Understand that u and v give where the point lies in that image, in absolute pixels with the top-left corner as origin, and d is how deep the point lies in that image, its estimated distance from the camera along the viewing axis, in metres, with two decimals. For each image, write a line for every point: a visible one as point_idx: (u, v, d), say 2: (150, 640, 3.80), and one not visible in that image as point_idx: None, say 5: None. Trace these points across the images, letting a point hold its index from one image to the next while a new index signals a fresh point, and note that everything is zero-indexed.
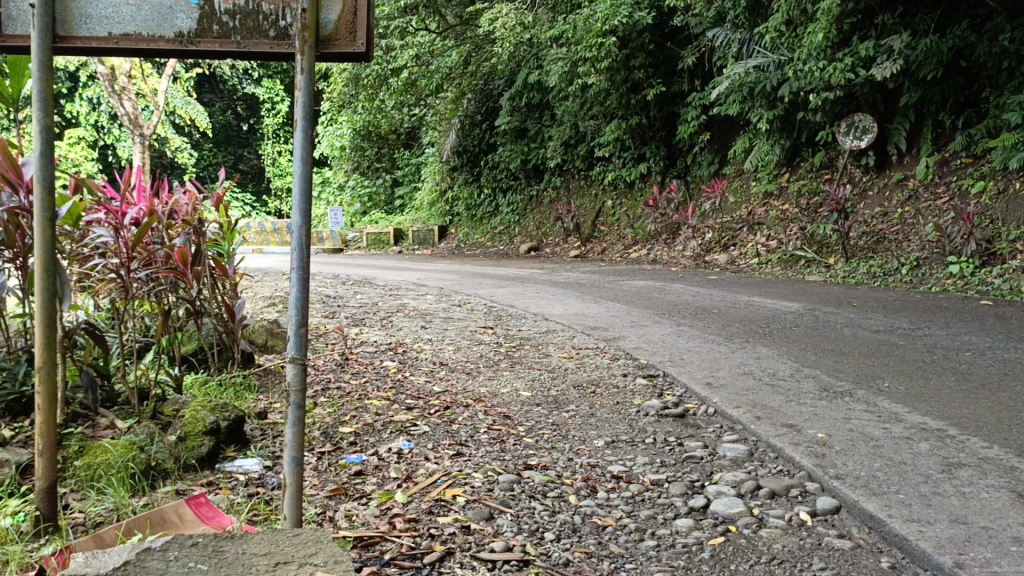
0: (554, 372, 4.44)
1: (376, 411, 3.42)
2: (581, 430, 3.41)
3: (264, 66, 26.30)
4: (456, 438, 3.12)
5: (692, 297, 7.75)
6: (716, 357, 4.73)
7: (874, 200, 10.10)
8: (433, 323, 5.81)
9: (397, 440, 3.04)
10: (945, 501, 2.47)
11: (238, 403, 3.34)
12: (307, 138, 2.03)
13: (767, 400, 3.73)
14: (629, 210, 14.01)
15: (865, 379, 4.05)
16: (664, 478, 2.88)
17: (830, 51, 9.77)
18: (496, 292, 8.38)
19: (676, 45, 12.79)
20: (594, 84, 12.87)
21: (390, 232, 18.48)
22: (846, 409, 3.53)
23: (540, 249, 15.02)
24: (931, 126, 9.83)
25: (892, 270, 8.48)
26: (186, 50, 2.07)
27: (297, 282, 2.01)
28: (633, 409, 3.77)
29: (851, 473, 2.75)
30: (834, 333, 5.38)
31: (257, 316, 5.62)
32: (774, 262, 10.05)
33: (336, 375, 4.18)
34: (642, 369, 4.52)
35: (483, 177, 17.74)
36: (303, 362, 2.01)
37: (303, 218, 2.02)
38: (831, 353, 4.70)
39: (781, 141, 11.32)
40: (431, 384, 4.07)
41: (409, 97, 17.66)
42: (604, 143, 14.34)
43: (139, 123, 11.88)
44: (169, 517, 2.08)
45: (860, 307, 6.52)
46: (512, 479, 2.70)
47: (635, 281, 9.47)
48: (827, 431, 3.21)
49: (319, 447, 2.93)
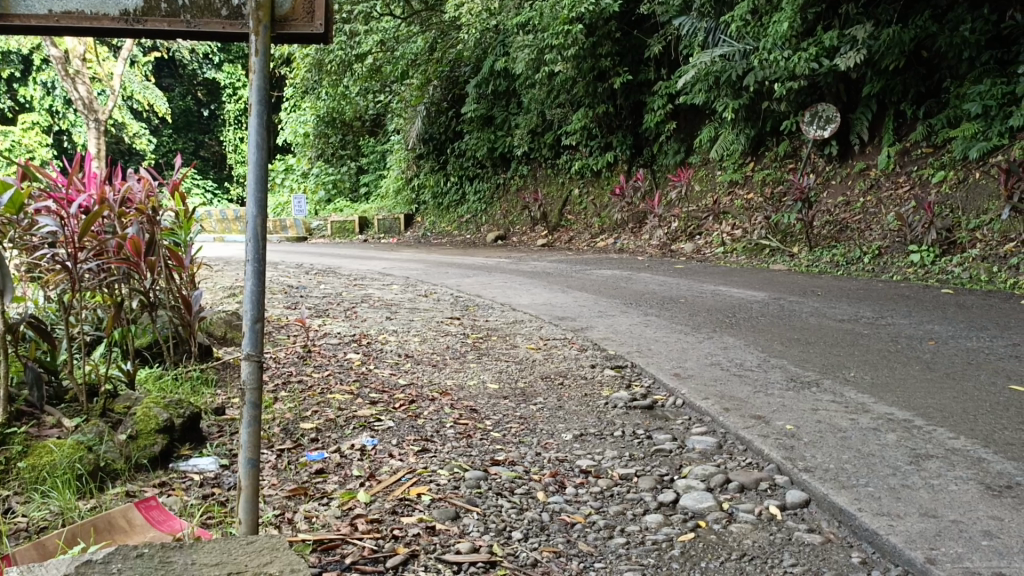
0: (521, 364, 4.38)
1: (339, 406, 3.33)
2: (549, 424, 3.35)
3: (225, 51, 25.78)
4: (421, 433, 3.05)
5: (659, 286, 7.73)
6: (683, 347, 4.70)
7: (837, 189, 10.18)
8: (398, 313, 5.71)
9: (360, 435, 2.95)
10: (914, 494, 2.46)
11: (193, 400, 3.23)
12: (262, 123, 1.94)
13: (735, 392, 3.70)
14: (596, 199, 13.97)
15: (832, 369, 4.05)
16: (633, 473, 2.84)
17: (794, 41, 9.81)
18: (463, 281, 8.29)
19: (643, 33, 12.76)
20: (561, 72, 12.80)
21: (355, 220, 18.24)
22: (815, 400, 3.51)
23: (507, 238, 14.93)
24: (893, 116, 9.92)
25: (855, 259, 8.55)
26: (131, 28, 1.96)
27: (252, 275, 1.92)
28: (602, 401, 3.73)
29: (820, 465, 2.73)
30: (800, 322, 5.39)
31: (217, 307, 5.48)
32: (739, 251, 10.09)
33: (298, 368, 4.08)
34: (610, 359, 4.48)
35: (449, 165, 17.59)
36: (260, 359, 1.93)
37: (258, 206, 1.93)
38: (797, 343, 4.69)
39: (746, 130, 11.37)
40: (396, 377, 3.98)
41: (374, 84, 17.43)
42: (570, 131, 14.27)
43: (94, 108, 11.51)
44: (118, 522, 1.99)
45: (825, 297, 6.54)
46: (478, 475, 2.63)
47: (602, 270, 9.44)
48: (795, 423, 3.19)
49: (279, 444, 2.84)
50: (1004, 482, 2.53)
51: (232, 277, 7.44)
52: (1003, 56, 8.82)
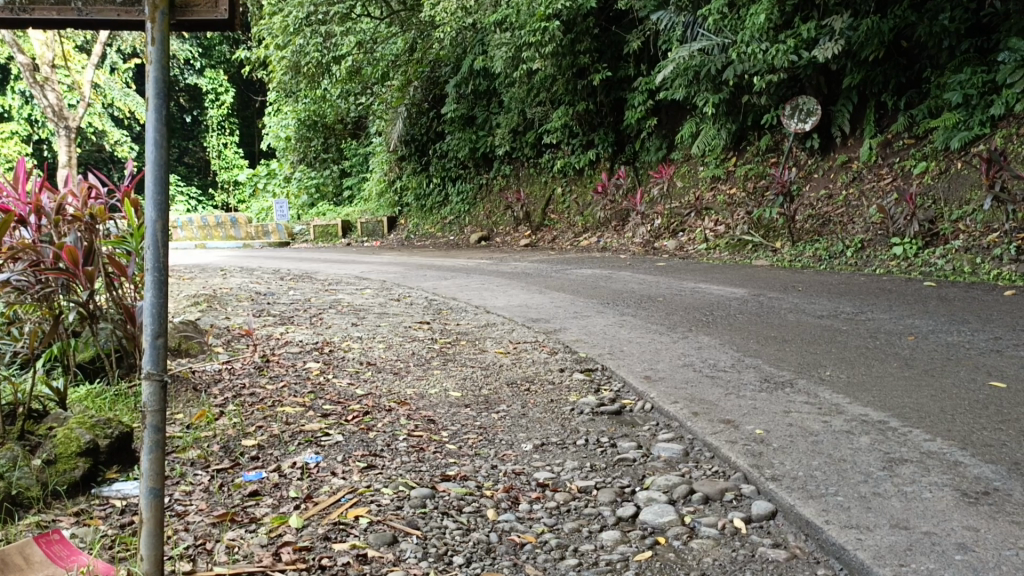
0: (488, 370, 4.21)
1: (286, 420, 3.16)
2: (509, 434, 3.19)
3: (206, 56, 25.53)
4: (370, 448, 2.88)
5: (638, 285, 7.58)
6: (657, 348, 4.55)
7: (819, 182, 10.05)
8: (365, 319, 5.54)
9: (303, 452, 2.78)
10: (886, 504, 2.30)
11: (129, 417, 3.06)
12: (161, 118, 1.76)
13: (705, 394, 3.55)
14: (579, 197, 13.80)
15: (807, 368, 3.91)
16: (593, 485, 2.68)
17: (772, 33, 9.69)
18: (440, 284, 8.11)
19: (621, 29, 12.62)
20: (540, 69, 12.66)
21: (338, 224, 18.02)
22: (788, 401, 3.36)
23: (491, 238, 14.75)
24: (874, 107, 9.80)
25: (837, 252, 8.42)
26: (15, 19, 1.79)
27: (152, 287, 1.74)
28: (567, 407, 3.57)
29: (787, 473, 2.58)
30: (778, 319, 5.24)
31: (177, 316, 5.30)
32: (721, 248, 9.94)
33: (252, 380, 3.91)
34: (580, 363, 4.32)
35: (431, 166, 17.39)
36: (164, 379, 1.75)
37: (159, 211, 1.76)
38: (774, 342, 4.54)
39: (727, 125, 11.25)
40: (354, 387, 3.81)
41: (354, 85, 17.25)
42: (551, 129, 14.10)
43: (65, 116, 11.21)
44: (12, 559, 1.82)
45: (805, 292, 6.41)
46: (425, 493, 2.47)
47: (583, 269, 9.27)
48: (765, 427, 3.03)
49: (215, 463, 2.67)
50: (982, 489, 2.38)
51: (200, 285, 7.25)
52: (983, 44, 8.71)
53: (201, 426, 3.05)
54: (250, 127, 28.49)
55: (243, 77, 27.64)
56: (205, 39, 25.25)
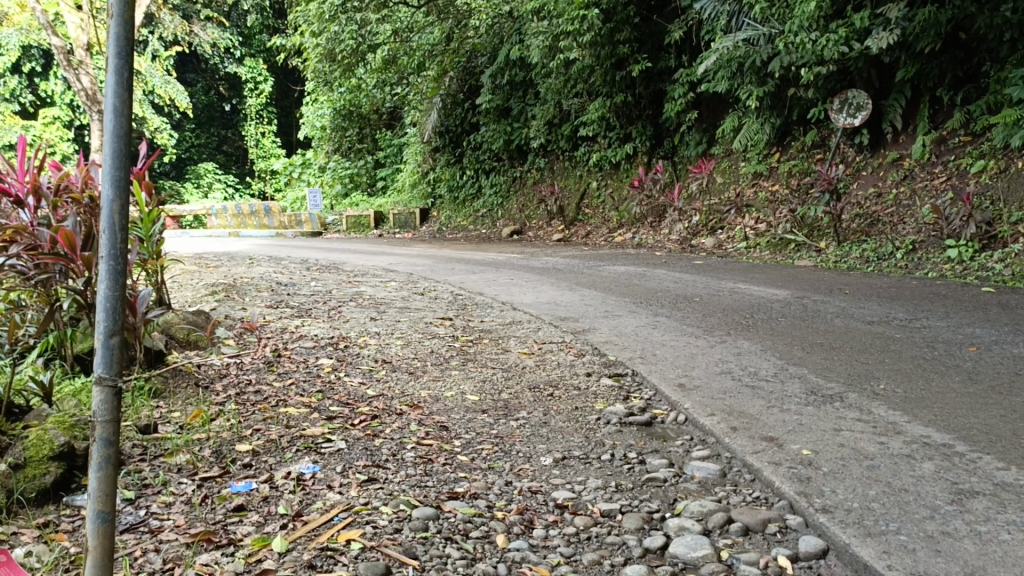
0: (509, 371, 3.94)
1: (287, 423, 2.92)
2: (528, 445, 2.92)
3: (245, 45, 25.53)
4: (373, 457, 2.63)
5: (673, 283, 7.25)
6: (692, 353, 4.24)
7: (867, 180, 9.62)
8: (385, 313, 5.29)
9: (299, 461, 2.54)
10: (958, 547, 1.99)
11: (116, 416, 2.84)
12: (123, 77, 1.50)
13: (745, 407, 3.24)
14: (614, 192, 13.46)
15: (858, 380, 3.58)
16: (618, 508, 2.39)
17: (822, 23, 9.27)
18: (467, 278, 7.87)
19: (663, 19, 12.25)
20: (578, 59, 12.34)
21: (371, 215, 17.87)
22: (837, 418, 3.04)
23: (523, 232, 14.50)
24: (928, 102, 9.34)
25: (886, 254, 8.02)
26: None
27: (106, 277, 1.48)
28: (593, 417, 3.29)
29: (841, 504, 2.27)
30: (824, 325, 4.89)
31: (192, 306, 5.10)
32: (762, 247, 9.57)
33: (259, 376, 3.68)
34: (609, 367, 4.03)
35: (464, 158, 17.14)
36: (118, 385, 1.50)
37: (116, 187, 1.49)
38: (820, 349, 4.21)
39: (771, 119, 10.83)
40: (365, 387, 3.56)
41: (390, 74, 17.06)
42: (587, 122, 13.77)
43: (98, 99, 10.85)
44: None
45: (852, 295, 6.05)
46: (428, 514, 2.20)
47: (617, 266, 8.95)
48: (813, 447, 2.72)
49: (203, 471, 2.44)
50: None
51: (222, 274, 7.08)
52: None
53: (195, 428, 2.82)
54: (288, 117, 28.48)
55: (282, 66, 27.62)
56: (245, 27, 25.25)
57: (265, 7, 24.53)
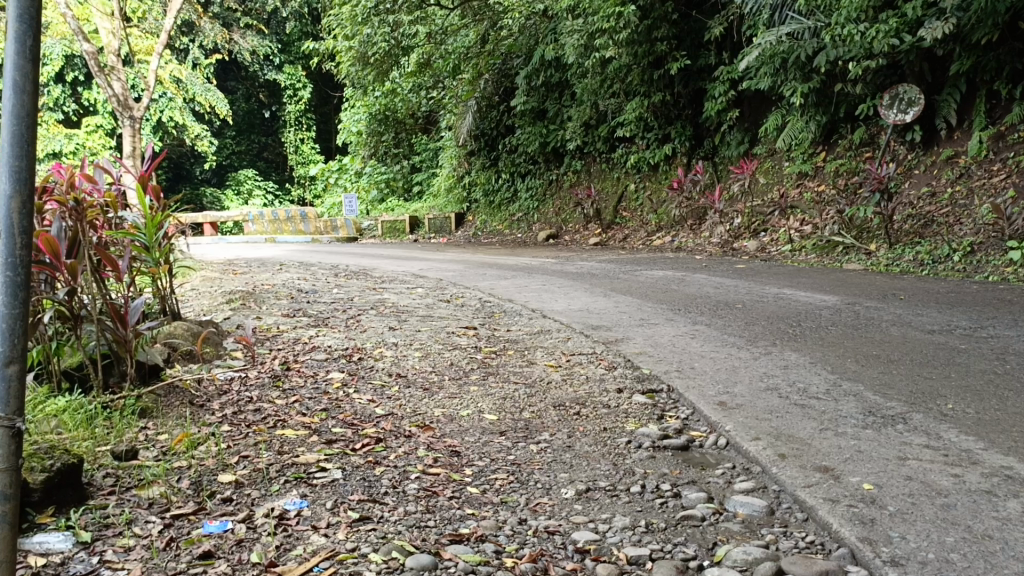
0: (533, 387, 3.61)
1: (279, 447, 2.63)
2: (547, 474, 2.59)
3: (284, 53, 25.58)
4: (370, 490, 2.33)
5: (714, 289, 6.86)
6: (734, 365, 3.88)
7: (920, 179, 9.11)
8: (405, 322, 5.00)
9: (285, 495, 2.25)
10: None
11: (92, 442, 2.59)
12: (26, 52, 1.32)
13: (795, 430, 2.87)
14: (653, 194, 13.06)
15: (923, 399, 3.18)
16: (647, 554, 2.05)
17: (871, 13, 8.79)
18: (497, 284, 7.57)
19: (702, 15, 11.85)
20: (615, 58, 11.97)
21: (406, 220, 17.63)
22: (901, 444, 2.66)
23: (559, 237, 14.13)
24: (985, 96, 8.81)
25: (942, 257, 7.53)
26: None
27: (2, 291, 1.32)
28: (623, 439, 2.96)
29: (912, 555, 1.91)
30: (879, 334, 4.48)
31: (205, 317, 4.87)
32: (808, 249, 9.12)
33: (262, 392, 3.40)
34: (642, 382, 3.68)
35: (500, 161, 16.80)
36: (16, 423, 1.34)
37: (16, 184, 1.32)
38: (877, 362, 3.81)
39: (817, 116, 10.34)
40: (374, 405, 3.26)
41: (426, 77, 16.83)
42: (625, 122, 13.34)
43: (129, 105, 10.57)
44: None
45: (908, 301, 5.60)
46: (424, 563, 1.89)
47: (654, 271, 8.57)
48: (875, 481, 2.36)
49: (177, 506, 2.17)
50: None
51: (243, 281, 6.86)
52: None
53: (177, 454, 2.56)
54: (327, 123, 28.53)
55: (320, 72, 27.68)
56: (284, 35, 25.31)
57: (303, 14, 24.55)
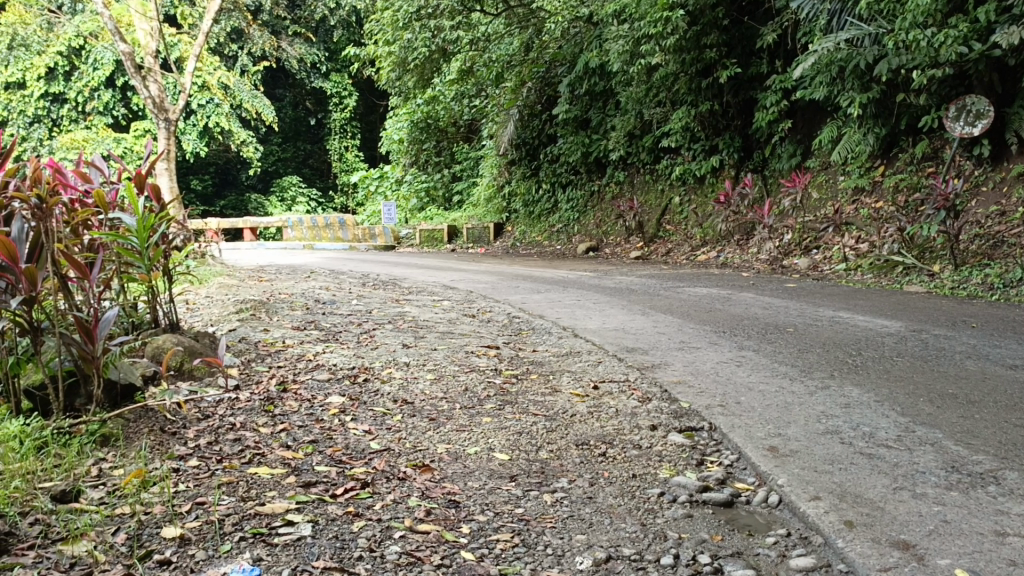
0: (554, 421, 3.17)
1: (244, 492, 2.24)
2: (562, 536, 2.15)
3: (331, 60, 25.51)
4: (340, 554, 1.91)
5: (762, 309, 6.36)
6: (787, 401, 3.39)
7: (989, 197, 8.50)
8: (422, 339, 4.61)
9: (235, 559, 1.85)
10: None
11: (26, 481, 2.23)
12: None
13: (862, 488, 2.38)
14: (698, 208, 12.52)
15: (1016, 453, 2.67)
16: None
17: (938, 18, 8.17)
18: (529, 298, 7.14)
19: (755, 21, 11.30)
20: (662, 65, 11.48)
21: (444, 229, 17.25)
22: (997, 514, 2.17)
23: (600, 249, 13.74)
24: None
25: (1015, 280, 6.91)
26: None
27: None
28: (655, 490, 2.51)
29: None
30: (952, 368, 3.95)
31: (209, 328, 4.53)
32: (864, 269, 8.53)
33: (246, 417, 3.01)
34: (679, 419, 3.22)
35: (541, 170, 16.36)
36: None
37: None
38: (954, 403, 3.29)
39: (876, 128, 9.70)
40: (369, 438, 2.85)
41: (468, 82, 16.47)
42: (670, 132, 12.83)
43: (165, 107, 10.25)
44: None
45: (980, 330, 5.04)
46: None
47: (698, 288, 8.03)
48: (968, 566, 1.88)
49: (100, 571, 1.81)
50: None
51: (260, 288, 6.54)
52: None
53: (120, 498, 2.18)
54: (372, 131, 28.48)
55: (365, 81, 27.65)
56: (331, 43, 25.24)
57: (351, 22, 24.48)
